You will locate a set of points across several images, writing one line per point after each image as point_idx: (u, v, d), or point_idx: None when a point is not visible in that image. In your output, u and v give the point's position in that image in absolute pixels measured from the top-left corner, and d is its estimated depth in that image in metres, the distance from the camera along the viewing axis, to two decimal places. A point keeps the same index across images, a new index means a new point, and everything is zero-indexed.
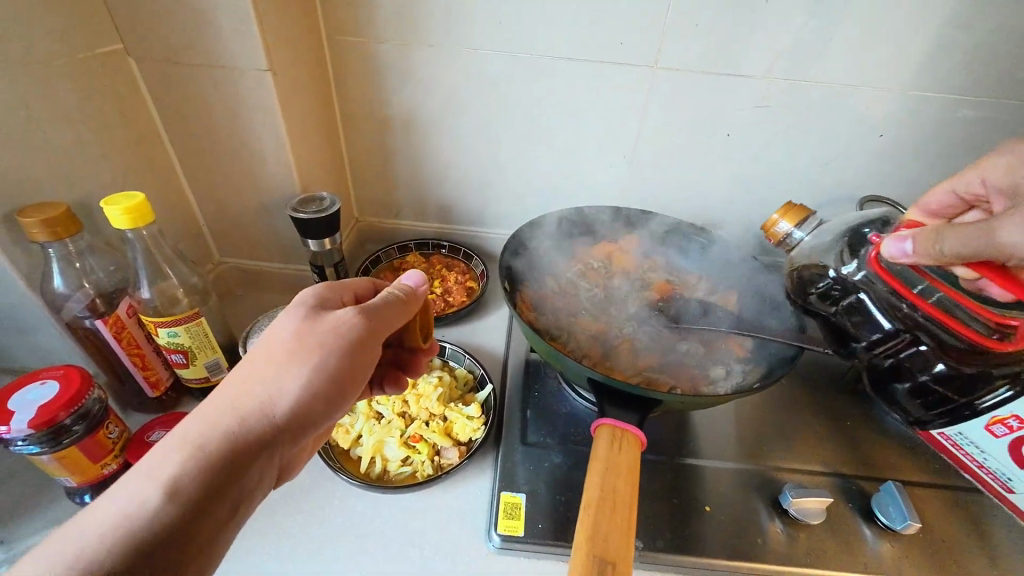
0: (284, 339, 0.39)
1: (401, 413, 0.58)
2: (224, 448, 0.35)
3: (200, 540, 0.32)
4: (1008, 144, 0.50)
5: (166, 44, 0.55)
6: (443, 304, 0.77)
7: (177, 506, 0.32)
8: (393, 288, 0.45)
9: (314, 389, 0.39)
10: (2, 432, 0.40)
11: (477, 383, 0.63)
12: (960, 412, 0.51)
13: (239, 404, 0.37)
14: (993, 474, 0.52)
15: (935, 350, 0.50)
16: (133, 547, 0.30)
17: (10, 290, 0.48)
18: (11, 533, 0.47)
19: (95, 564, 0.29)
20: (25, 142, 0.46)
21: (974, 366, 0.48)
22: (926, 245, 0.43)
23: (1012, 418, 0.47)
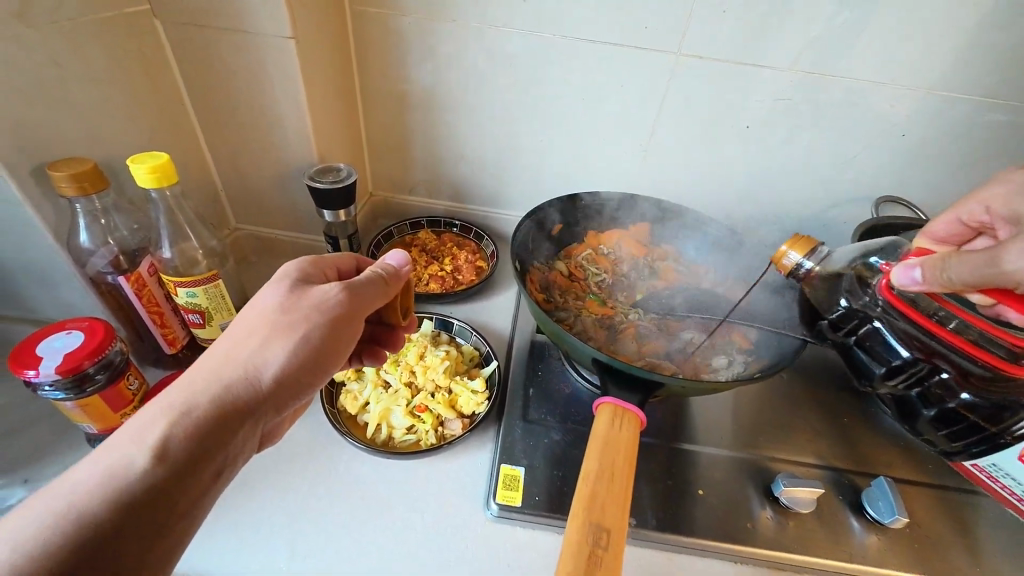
0: (269, 312, 0.41)
1: (407, 382, 0.59)
2: (210, 413, 0.37)
3: (184, 504, 0.34)
4: (1002, 174, 0.51)
5: (192, 6, 0.56)
6: (452, 282, 0.78)
7: (163, 466, 0.33)
8: (376, 268, 0.46)
9: (301, 361, 0.40)
10: (31, 375, 0.42)
11: (483, 359, 0.64)
12: (996, 440, 0.49)
13: (223, 370, 0.38)
14: None
15: (957, 377, 0.48)
16: (120, 501, 0.31)
17: (37, 243, 0.50)
18: (34, 473, 0.50)
19: (86, 514, 0.30)
20: (54, 97, 0.47)
21: (999, 395, 0.47)
22: (934, 270, 0.44)
23: None
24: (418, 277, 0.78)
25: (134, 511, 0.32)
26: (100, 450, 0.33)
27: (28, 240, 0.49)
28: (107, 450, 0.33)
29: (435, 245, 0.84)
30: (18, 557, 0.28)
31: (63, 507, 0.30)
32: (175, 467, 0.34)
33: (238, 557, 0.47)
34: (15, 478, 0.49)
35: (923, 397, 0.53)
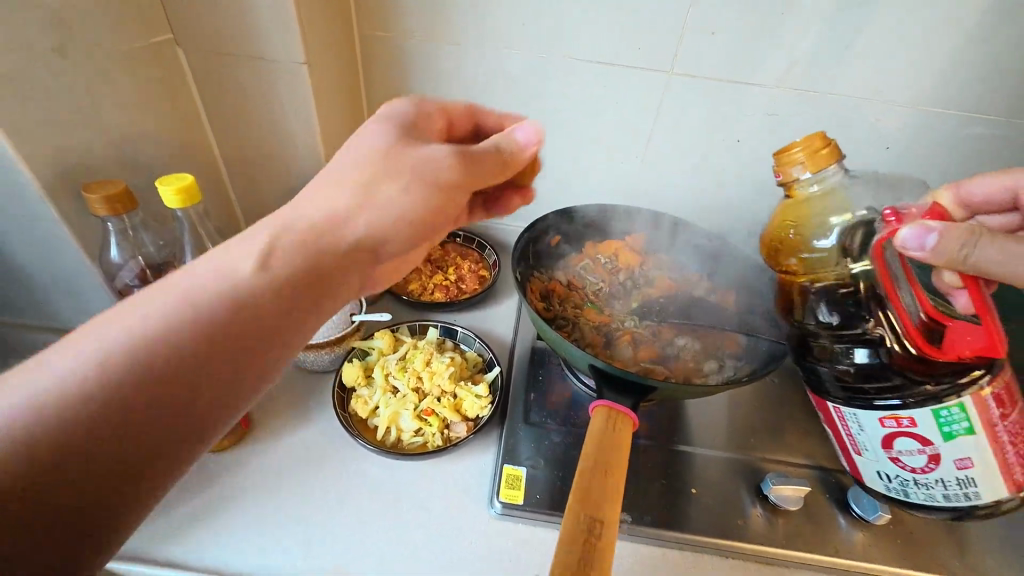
0: (377, 153, 0.41)
1: (415, 387, 0.61)
2: (300, 250, 0.37)
3: (258, 360, 0.34)
4: None
5: (213, 36, 0.60)
6: (456, 291, 0.81)
7: (241, 300, 0.34)
8: (502, 138, 0.45)
9: (398, 215, 0.41)
10: None
11: (486, 366, 0.67)
12: (860, 398, 0.50)
13: (325, 200, 0.39)
14: (855, 447, 0.53)
15: (880, 344, 0.50)
16: (197, 326, 0.32)
17: (70, 259, 0.53)
18: None
19: (167, 331, 0.31)
20: (88, 124, 0.51)
21: (902, 368, 0.49)
22: (950, 241, 0.42)
23: (906, 418, 0.47)
24: (423, 286, 0.81)
25: (211, 343, 0.32)
26: (184, 275, 0.34)
27: (63, 257, 0.53)
28: (189, 280, 0.34)
29: (439, 255, 0.87)
30: (100, 364, 0.29)
31: (140, 326, 0.31)
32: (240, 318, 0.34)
33: (258, 553, 0.50)
34: None
35: (847, 353, 0.53)
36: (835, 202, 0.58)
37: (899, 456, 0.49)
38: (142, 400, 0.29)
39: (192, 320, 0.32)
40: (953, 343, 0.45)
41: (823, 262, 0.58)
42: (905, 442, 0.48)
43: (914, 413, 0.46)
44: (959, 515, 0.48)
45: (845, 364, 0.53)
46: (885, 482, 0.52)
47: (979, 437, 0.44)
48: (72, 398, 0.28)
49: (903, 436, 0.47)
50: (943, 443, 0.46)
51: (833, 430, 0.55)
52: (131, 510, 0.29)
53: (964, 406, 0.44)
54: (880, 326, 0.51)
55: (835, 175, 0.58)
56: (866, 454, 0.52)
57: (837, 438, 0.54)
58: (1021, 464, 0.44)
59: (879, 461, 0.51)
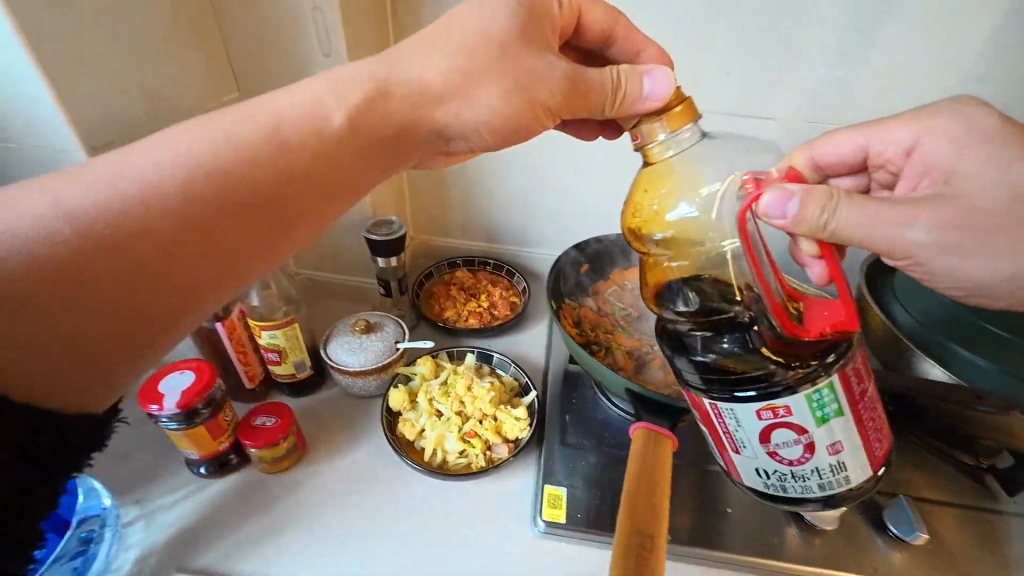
0: (486, 44, 0.43)
1: (458, 411, 0.65)
2: (339, 140, 0.41)
3: (256, 249, 0.40)
4: (963, 106, 0.51)
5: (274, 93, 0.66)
6: (489, 317, 0.85)
7: (240, 186, 0.38)
8: (627, 73, 0.44)
9: (469, 122, 0.44)
10: (155, 410, 0.51)
11: (522, 390, 0.70)
12: (734, 390, 0.43)
13: (410, 80, 0.43)
14: (732, 446, 0.45)
15: (758, 329, 0.44)
16: (193, 199, 0.36)
17: None
18: (144, 495, 0.58)
19: (174, 196, 0.36)
20: None
21: (766, 356, 0.43)
22: (809, 211, 0.41)
23: (784, 407, 0.41)
24: (458, 313, 0.86)
25: (206, 227, 0.37)
26: (210, 128, 0.38)
27: None
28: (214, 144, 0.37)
29: (472, 282, 0.92)
30: (95, 211, 0.34)
31: (135, 186, 0.35)
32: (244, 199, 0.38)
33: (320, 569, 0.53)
34: (129, 499, 0.58)
35: (713, 340, 0.45)
36: (692, 175, 0.44)
37: (773, 449, 0.43)
38: (124, 261, 0.34)
39: (206, 191, 0.37)
40: (813, 321, 0.41)
41: (676, 248, 0.48)
42: (784, 433, 0.42)
43: (789, 400, 0.40)
44: (828, 503, 0.45)
45: (706, 354, 0.45)
46: (762, 480, 0.46)
47: (846, 419, 0.42)
48: (99, 237, 0.33)
49: (780, 427, 0.42)
50: (817, 429, 0.41)
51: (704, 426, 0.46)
52: (130, 358, 0.36)
53: (833, 385, 0.41)
54: (755, 317, 0.44)
55: (692, 139, 0.44)
56: (745, 452, 0.45)
57: (714, 438, 0.46)
58: (877, 440, 0.45)
59: (758, 458, 0.44)
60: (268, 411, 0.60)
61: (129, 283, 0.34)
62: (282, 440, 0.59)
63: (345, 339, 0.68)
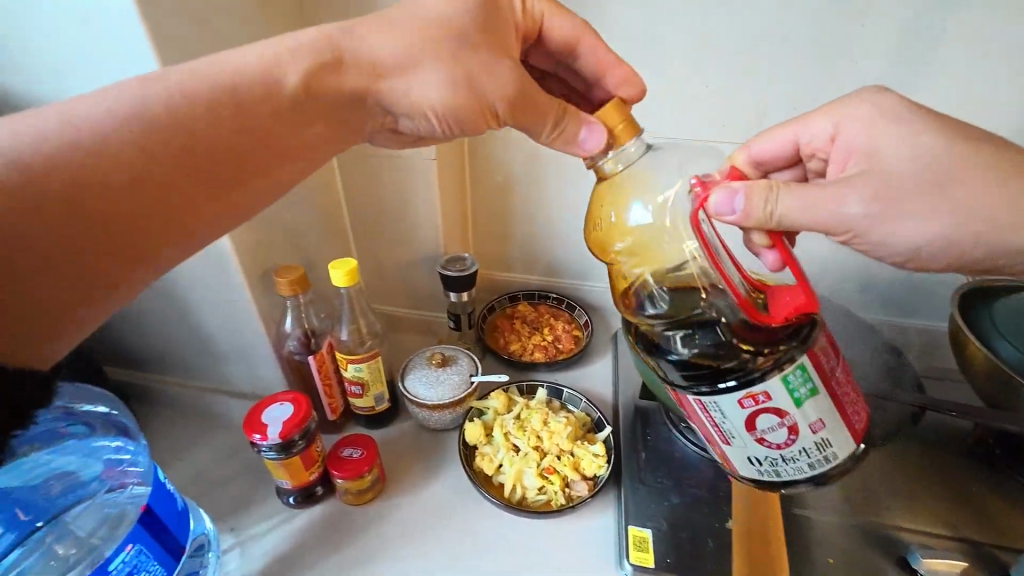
0: (450, 26, 0.40)
1: (535, 446, 0.65)
2: (288, 99, 0.40)
3: (200, 208, 0.39)
4: (850, 96, 0.48)
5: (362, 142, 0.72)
6: (554, 351, 0.86)
7: (187, 140, 0.37)
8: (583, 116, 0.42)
9: (419, 100, 0.41)
10: (260, 440, 0.53)
11: (595, 425, 0.70)
12: (713, 381, 0.40)
13: (366, 47, 0.41)
14: (721, 440, 0.42)
15: (729, 318, 0.43)
16: (134, 148, 0.35)
17: (250, 330, 0.63)
18: (238, 523, 0.60)
19: (108, 145, 0.34)
20: (275, 222, 0.63)
21: (740, 343, 0.41)
22: (755, 204, 0.41)
23: (762, 391, 0.38)
24: (523, 346, 0.86)
25: (150, 181, 0.36)
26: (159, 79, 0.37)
27: (245, 329, 0.63)
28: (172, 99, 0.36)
29: (534, 316, 0.92)
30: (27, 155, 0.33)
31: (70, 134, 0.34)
32: (203, 159, 0.38)
33: None
34: (225, 527, 0.60)
35: (691, 336, 0.44)
36: (654, 193, 0.45)
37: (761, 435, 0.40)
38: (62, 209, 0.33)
39: (151, 143, 0.36)
40: (778, 308, 0.42)
41: (652, 267, 0.48)
42: (767, 418, 0.39)
43: (768, 384, 0.38)
44: (821, 484, 0.43)
45: (683, 351, 0.44)
46: (754, 468, 0.43)
47: (823, 397, 0.39)
48: (41, 187, 0.33)
49: (764, 414, 0.39)
50: (797, 409, 0.39)
51: (691, 421, 0.43)
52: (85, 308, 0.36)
53: (805, 366, 0.38)
54: (720, 309, 0.44)
55: (640, 153, 0.44)
56: (735, 442, 0.42)
57: (702, 431, 0.43)
58: (857, 413, 0.42)
59: (747, 447, 0.41)
60: (355, 443, 0.61)
61: (84, 236, 0.34)
62: (367, 472, 0.60)
63: (421, 373, 0.70)
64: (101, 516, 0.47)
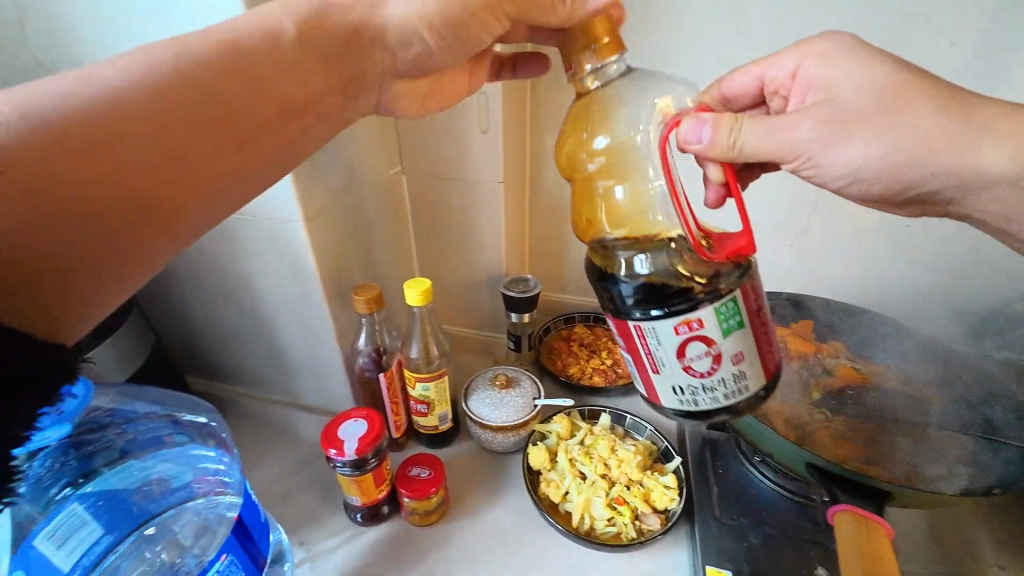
0: None
1: (603, 474, 0.63)
2: (296, 47, 0.40)
3: (223, 163, 0.38)
4: (824, 33, 0.47)
5: (432, 166, 0.75)
6: (613, 376, 0.84)
7: (204, 88, 0.36)
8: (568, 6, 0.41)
9: (403, 23, 0.43)
10: (338, 456, 0.54)
11: (662, 455, 0.67)
12: (655, 307, 0.38)
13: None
14: (648, 370, 0.40)
15: (676, 251, 0.41)
16: (154, 98, 0.34)
17: (325, 346, 0.65)
18: (308, 537, 0.61)
19: (127, 94, 0.33)
20: (352, 242, 0.65)
21: (681, 273, 0.39)
22: (722, 134, 0.40)
23: (696, 319, 0.36)
24: (582, 369, 0.85)
25: (174, 130, 0.35)
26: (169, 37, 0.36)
27: (320, 345, 0.65)
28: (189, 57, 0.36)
29: (589, 338, 0.91)
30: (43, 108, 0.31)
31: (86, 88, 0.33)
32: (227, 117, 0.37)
33: None
34: (295, 540, 0.61)
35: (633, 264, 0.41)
36: (620, 121, 0.44)
37: (689, 363, 0.38)
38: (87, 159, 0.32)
39: (169, 92, 0.35)
40: (720, 243, 0.39)
41: (610, 208, 0.45)
42: (697, 346, 0.37)
43: (703, 309, 0.36)
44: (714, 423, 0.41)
45: (631, 279, 0.41)
46: (675, 400, 0.40)
47: (749, 333, 0.38)
48: (66, 135, 0.31)
49: (697, 344, 0.37)
50: (724, 340, 0.37)
51: (623, 349, 0.41)
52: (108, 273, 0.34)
53: (737, 299, 0.37)
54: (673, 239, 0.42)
55: (618, 74, 0.42)
56: (663, 371, 0.39)
57: (632, 360, 0.40)
58: (773, 354, 0.41)
59: (673, 376, 0.39)
60: (423, 463, 0.62)
61: (112, 184, 0.32)
62: (434, 493, 0.60)
63: (485, 394, 0.70)
64: (198, 524, 0.52)
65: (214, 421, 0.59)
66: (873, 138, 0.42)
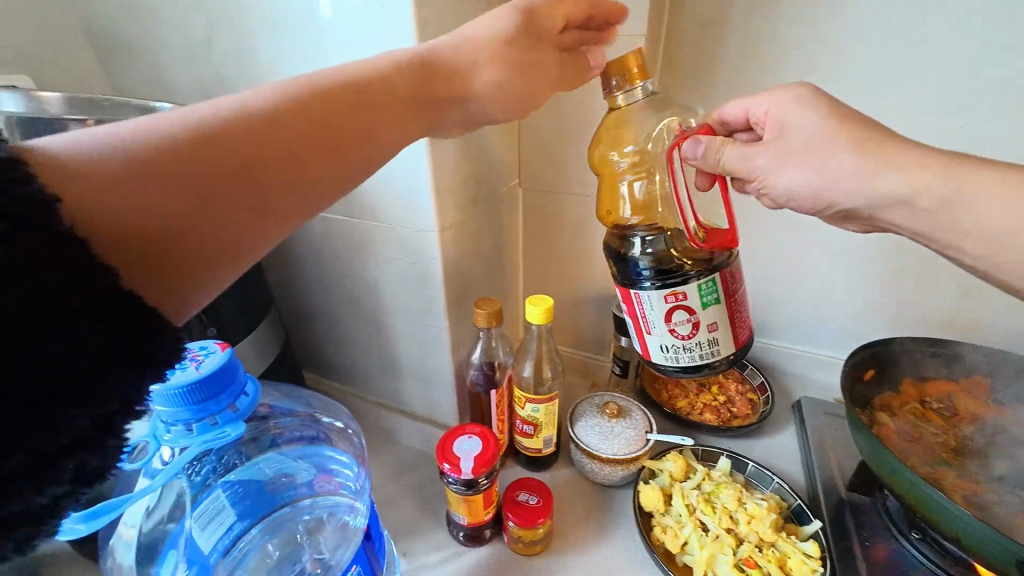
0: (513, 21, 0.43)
1: (728, 528, 0.57)
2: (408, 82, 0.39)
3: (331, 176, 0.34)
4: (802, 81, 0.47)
5: (553, 178, 0.72)
6: (728, 415, 0.75)
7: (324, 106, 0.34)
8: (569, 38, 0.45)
9: (488, 86, 0.42)
10: (455, 474, 0.53)
11: (794, 514, 0.59)
12: (652, 281, 0.49)
13: (461, 39, 0.42)
14: (643, 330, 0.52)
15: (673, 234, 0.51)
16: (278, 111, 0.32)
17: (438, 356, 0.65)
18: (409, 548, 0.60)
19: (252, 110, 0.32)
20: (474, 252, 0.64)
21: (678, 254, 0.50)
22: (714, 155, 0.46)
23: (681, 293, 0.48)
24: (690, 404, 0.77)
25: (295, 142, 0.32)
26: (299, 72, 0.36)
27: (433, 353, 0.65)
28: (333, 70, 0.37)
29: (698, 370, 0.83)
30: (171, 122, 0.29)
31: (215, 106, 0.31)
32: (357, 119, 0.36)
33: None
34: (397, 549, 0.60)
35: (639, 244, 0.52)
36: (644, 131, 0.52)
37: (674, 327, 0.50)
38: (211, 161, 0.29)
39: (293, 106, 0.33)
40: (712, 238, 0.48)
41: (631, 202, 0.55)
42: (681, 314, 0.49)
43: (688, 285, 0.48)
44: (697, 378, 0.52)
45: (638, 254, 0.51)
46: (663, 358, 0.52)
47: (724, 306, 0.49)
48: (195, 137, 0.29)
49: (682, 311, 0.49)
50: (704, 311, 0.49)
51: (625, 310, 0.53)
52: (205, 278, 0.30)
53: (716, 280, 0.48)
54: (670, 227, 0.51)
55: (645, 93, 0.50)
56: (654, 331, 0.51)
57: (632, 320, 0.52)
58: (745, 325, 0.51)
59: (660, 336, 0.51)
60: (531, 489, 0.59)
61: (229, 187, 0.30)
62: (542, 524, 0.57)
63: (593, 422, 0.66)
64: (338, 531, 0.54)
65: (355, 432, 0.60)
66: (816, 167, 0.44)
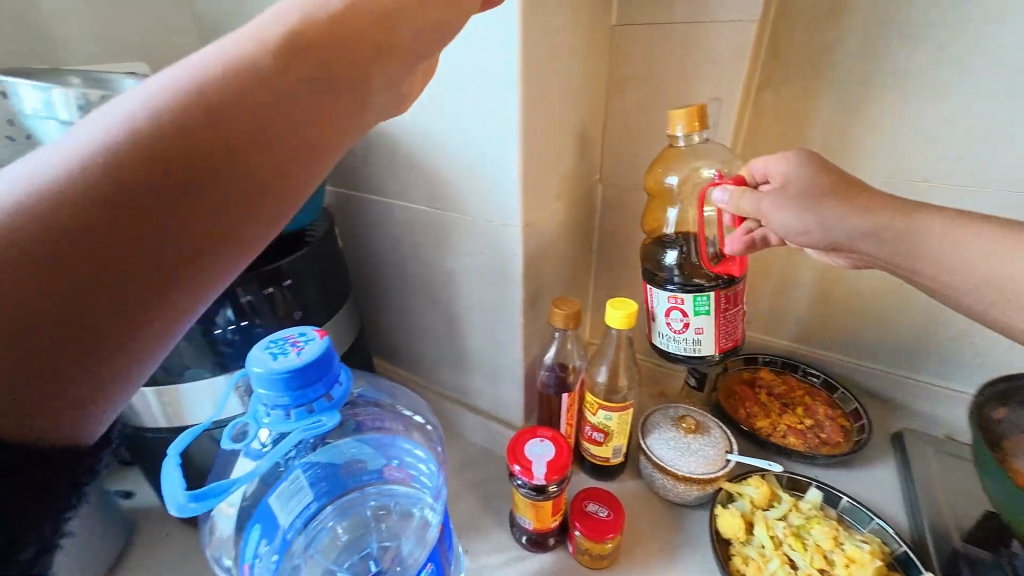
0: None
1: (821, 569, 0.52)
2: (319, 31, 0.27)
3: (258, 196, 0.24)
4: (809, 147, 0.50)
5: (638, 175, 0.69)
6: (817, 441, 0.68)
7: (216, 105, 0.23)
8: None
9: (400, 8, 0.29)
10: (528, 479, 0.51)
11: (898, 561, 0.53)
12: (659, 283, 0.59)
13: None
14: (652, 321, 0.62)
15: (690, 248, 0.59)
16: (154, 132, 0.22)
17: (509, 352, 0.63)
18: (471, 545, 0.59)
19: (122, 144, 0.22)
20: (553, 248, 0.62)
21: (689, 268, 0.58)
22: (738, 201, 0.51)
23: (679, 300, 0.57)
24: (772, 424, 0.70)
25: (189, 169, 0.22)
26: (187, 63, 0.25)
27: (504, 350, 0.63)
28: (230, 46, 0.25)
29: (782, 388, 0.76)
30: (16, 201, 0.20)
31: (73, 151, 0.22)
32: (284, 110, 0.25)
33: None
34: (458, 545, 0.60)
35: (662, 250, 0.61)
36: (690, 164, 0.60)
37: (670, 320, 0.60)
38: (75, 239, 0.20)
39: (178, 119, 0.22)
40: (722, 263, 0.57)
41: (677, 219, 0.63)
42: (679, 316, 0.58)
43: (688, 293, 0.57)
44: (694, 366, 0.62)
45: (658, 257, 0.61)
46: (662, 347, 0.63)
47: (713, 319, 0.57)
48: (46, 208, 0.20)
49: (679, 315, 0.58)
50: (696, 317, 0.58)
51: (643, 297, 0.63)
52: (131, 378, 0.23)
53: (710, 297, 0.56)
54: (688, 244, 0.60)
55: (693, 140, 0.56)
56: (657, 322, 0.61)
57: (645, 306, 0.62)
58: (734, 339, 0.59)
59: (661, 328, 0.61)
60: (601, 500, 0.57)
61: (109, 264, 0.21)
62: (612, 539, 0.54)
63: (668, 435, 0.62)
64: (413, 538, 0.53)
65: (433, 429, 0.60)
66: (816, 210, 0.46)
